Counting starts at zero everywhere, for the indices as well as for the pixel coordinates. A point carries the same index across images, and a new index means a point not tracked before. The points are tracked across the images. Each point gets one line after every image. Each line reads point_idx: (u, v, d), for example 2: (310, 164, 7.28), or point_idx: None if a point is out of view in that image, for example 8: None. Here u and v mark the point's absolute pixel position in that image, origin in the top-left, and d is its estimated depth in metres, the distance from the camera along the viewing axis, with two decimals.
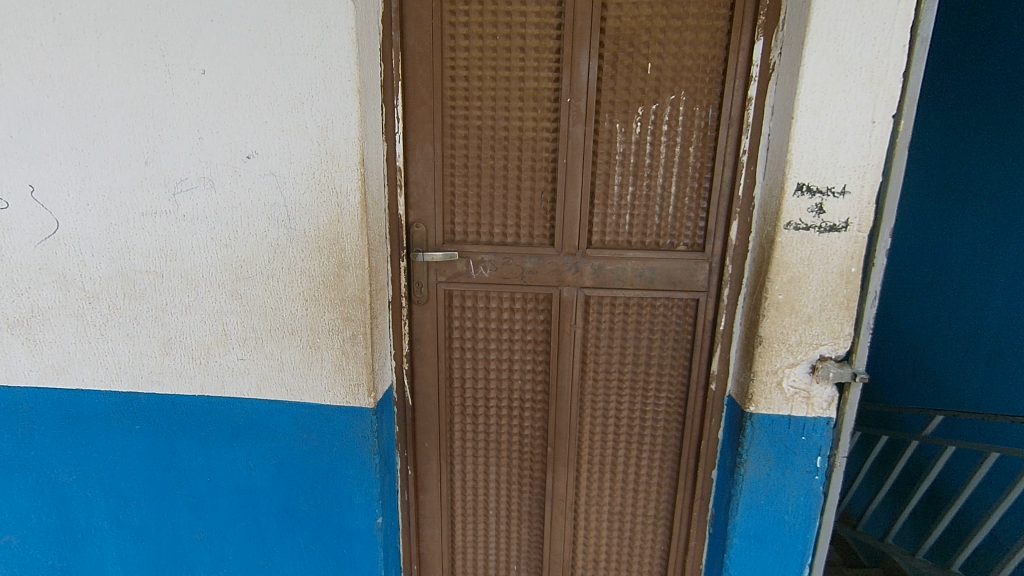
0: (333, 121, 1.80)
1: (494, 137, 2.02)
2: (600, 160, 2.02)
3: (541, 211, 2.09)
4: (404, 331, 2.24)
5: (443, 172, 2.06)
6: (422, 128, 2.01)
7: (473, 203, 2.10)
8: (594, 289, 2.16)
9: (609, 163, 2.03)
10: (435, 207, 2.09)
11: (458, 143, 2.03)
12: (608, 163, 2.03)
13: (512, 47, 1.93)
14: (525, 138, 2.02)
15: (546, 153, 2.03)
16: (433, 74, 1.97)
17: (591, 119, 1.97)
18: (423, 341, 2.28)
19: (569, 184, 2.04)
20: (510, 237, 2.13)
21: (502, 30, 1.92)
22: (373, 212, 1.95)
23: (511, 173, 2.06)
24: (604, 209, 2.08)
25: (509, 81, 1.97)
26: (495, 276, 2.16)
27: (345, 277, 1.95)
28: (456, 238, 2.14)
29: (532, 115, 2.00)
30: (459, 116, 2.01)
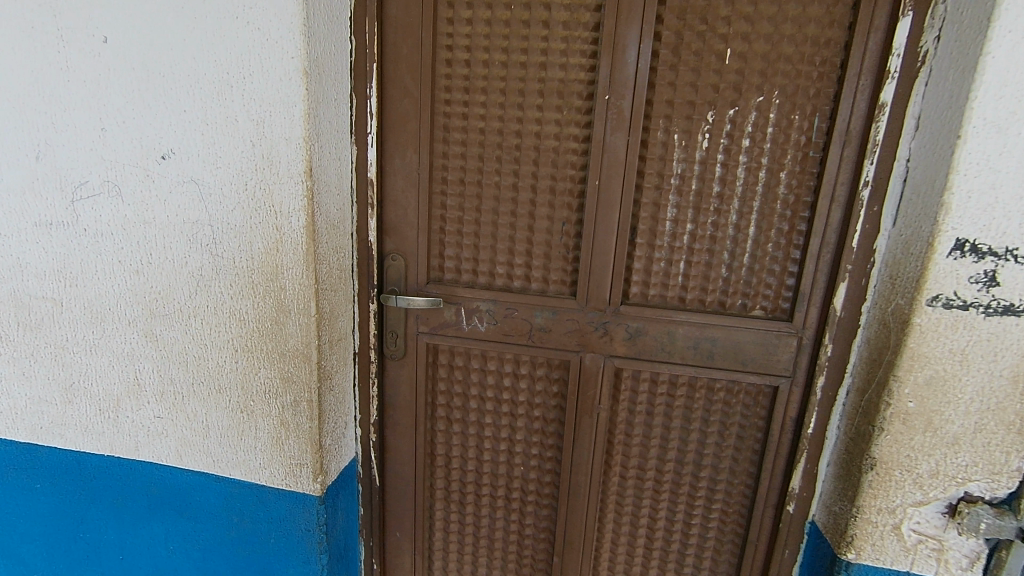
0: (272, 114, 1.29)
1: (501, 145, 1.47)
2: (647, 185, 1.43)
3: (561, 249, 1.52)
4: (373, 392, 1.72)
5: (432, 188, 1.54)
6: (405, 129, 1.49)
7: (470, 233, 1.56)
8: (628, 360, 1.56)
9: (660, 190, 1.43)
10: (420, 235, 1.57)
11: (452, 151, 1.50)
12: (659, 190, 1.43)
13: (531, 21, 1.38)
14: (543, 148, 1.46)
15: (572, 171, 1.46)
16: (422, 57, 1.44)
17: (637, 126, 1.38)
18: (398, 406, 1.75)
19: (601, 215, 1.46)
20: (517, 281, 1.57)
21: None
22: (327, 240, 1.43)
23: (522, 194, 1.50)
24: (649, 253, 1.48)
25: (524, 69, 1.42)
26: (494, 331, 1.60)
27: (286, 324, 1.44)
28: (446, 278, 1.61)
29: (554, 118, 1.43)
30: (455, 114, 1.47)
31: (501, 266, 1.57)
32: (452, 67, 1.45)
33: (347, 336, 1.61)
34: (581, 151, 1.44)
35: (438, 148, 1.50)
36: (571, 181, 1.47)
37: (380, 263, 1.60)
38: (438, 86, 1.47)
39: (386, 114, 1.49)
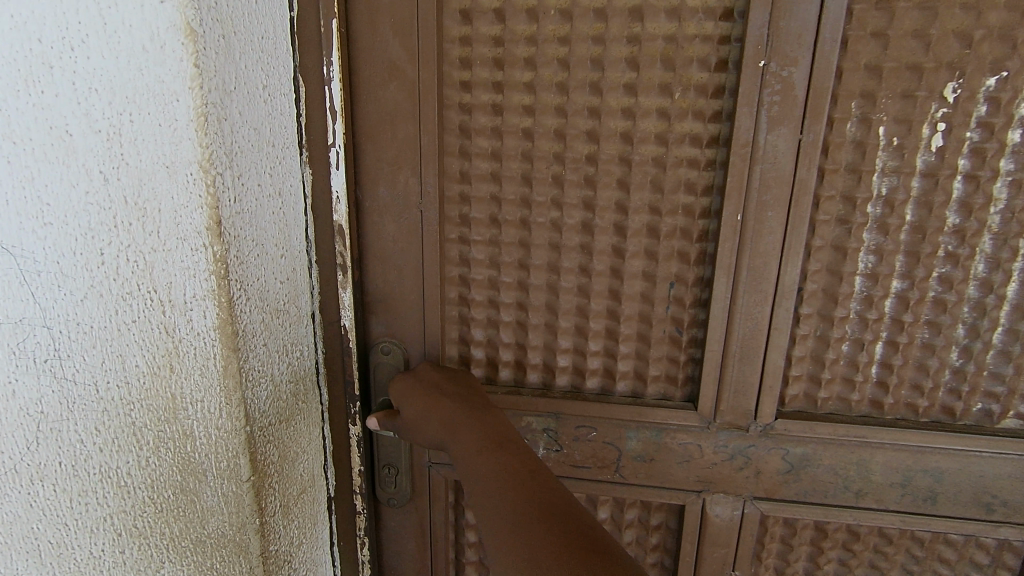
0: (135, 120, 0.67)
1: (562, 157, 0.86)
2: (824, 217, 0.81)
3: (666, 329, 0.91)
4: (362, 560, 1.07)
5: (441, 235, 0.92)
6: (394, 139, 0.88)
7: (511, 305, 0.95)
8: (785, 505, 0.94)
9: (848, 225, 0.81)
10: (429, 312, 0.95)
11: (477, 170, 0.89)
12: (847, 225, 0.81)
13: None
14: (637, 160, 0.84)
15: (689, 199, 0.84)
16: (417, 10, 0.83)
17: (819, 114, 0.75)
18: (403, 570, 1.11)
19: (745, 274, 0.83)
20: (592, 378, 0.96)
21: None
22: (262, 342, 0.80)
23: (600, 239, 0.88)
24: (822, 332, 0.87)
25: (602, 20, 0.80)
26: (558, 464, 0.97)
27: (198, 494, 0.82)
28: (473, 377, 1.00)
29: (656, 107, 0.81)
30: (481, 109, 0.87)
31: (564, 355, 0.96)
32: (473, 28, 0.84)
33: (316, 486, 0.98)
34: (706, 164, 0.82)
35: (453, 168, 0.90)
36: (687, 215, 0.85)
37: (365, 360, 0.99)
38: (449, 61, 0.86)
39: (361, 117, 0.89)
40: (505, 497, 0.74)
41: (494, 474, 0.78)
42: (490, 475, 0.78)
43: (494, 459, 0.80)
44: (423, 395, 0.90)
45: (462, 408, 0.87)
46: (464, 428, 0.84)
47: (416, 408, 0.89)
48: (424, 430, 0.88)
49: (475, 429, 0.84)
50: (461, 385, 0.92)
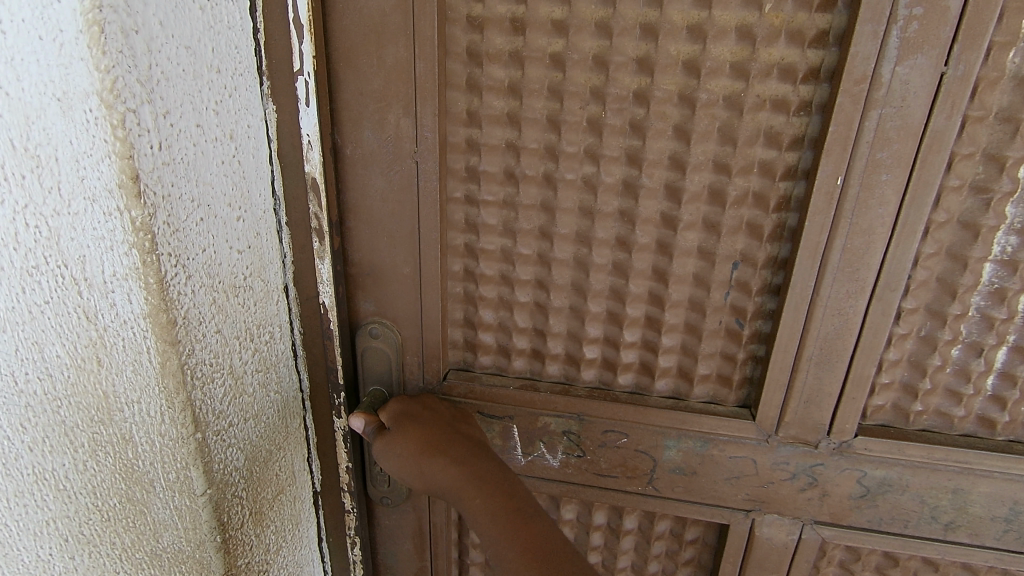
0: (7, 30, 0.48)
1: (601, 94, 0.65)
2: (956, 182, 0.59)
3: (723, 320, 0.72)
4: (353, 556, 0.95)
5: (441, 194, 0.73)
6: (381, 66, 0.68)
7: (528, 282, 0.77)
8: (855, 533, 0.77)
9: (988, 195, 0.59)
10: (426, 289, 0.77)
11: (490, 110, 0.69)
12: (987, 195, 0.59)
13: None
14: (702, 100, 0.62)
15: (769, 154, 0.63)
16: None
17: (976, 33, 0.52)
18: (398, 567, 0.99)
19: (838, 258, 0.63)
20: (625, 374, 0.78)
21: None
22: (214, 329, 0.64)
23: (645, 205, 0.69)
24: (928, 333, 0.67)
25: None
26: (578, 470, 0.81)
27: (148, 504, 0.67)
28: (481, 366, 0.83)
29: (735, 25, 0.59)
30: (495, 26, 0.66)
31: (591, 346, 0.78)
32: None
33: (301, 477, 0.85)
34: (798, 107, 0.60)
35: (457, 106, 0.70)
36: (765, 176, 0.64)
37: (348, 347, 0.82)
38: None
39: (339, 35, 0.68)
40: None
41: (520, 550, 0.63)
42: (510, 548, 0.64)
43: (519, 528, 0.65)
44: (432, 422, 0.75)
45: (475, 451, 0.73)
46: (484, 480, 0.70)
47: (422, 436, 0.73)
48: (428, 470, 0.72)
49: (493, 488, 0.69)
50: (474, 423, 0.79)
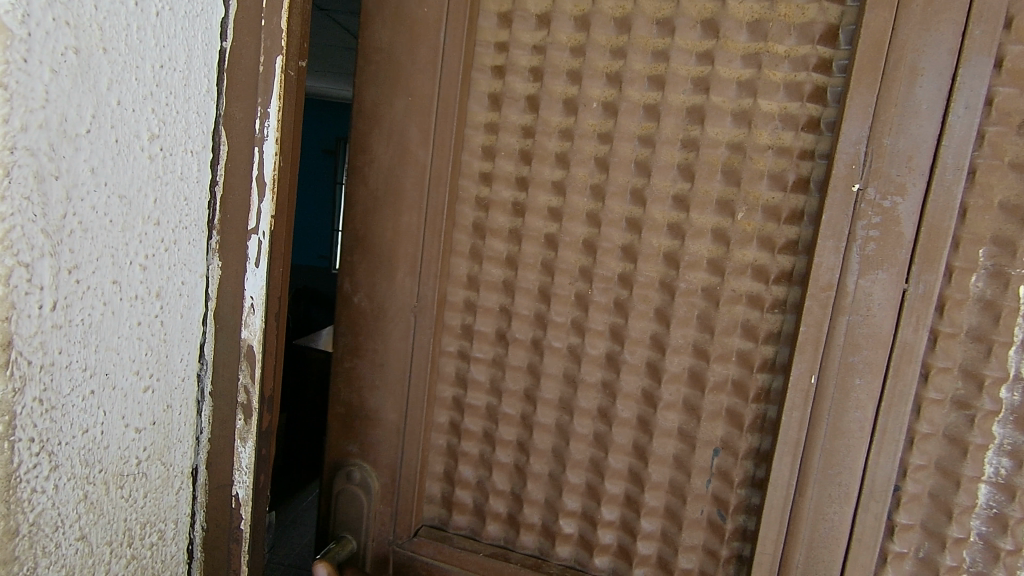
0: None
1: (589, 273, 0.64)
2: (935, 395, 0.57)
3: (705, 510, 0.64)
4: None
5: (433, 351, 0.69)
6: (393, 227, 0.68)
7: (509, 442, 0.69)
8: None
9: (971, 410, 0.56)
10: (407, 453, 0.70)
11: (488, 277, 0.68)
12: (969, 411, 0.56)
13: (680, 11, 0.59)
14: (682, 287, 0.62)
15: (746, 344, 0.61)
16: (438, 74, 0.65)
17: (934, 259, 0.55)
18: None
19: (818, 458, 0.59)
20: (601, 557, 0.68)
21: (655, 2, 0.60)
22: (75, 536, 0.49)
23: (626, 379, 0.65)
24: (927, 553, 0.59)
25: (654, 120, 0.61)
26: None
27: None
28: (456, 526, 0.73)
29: (712, 226, 0.61)
30: (499, 207, 0.66)
31: (568, 519, 0.69)
32: (502, 114, 0.66)
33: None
34: (772, 304, 0.60)
35: (459, 270, 0.69)
36: (741, 365, 0.62)
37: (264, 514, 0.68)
38: (469, 140, 0.67)
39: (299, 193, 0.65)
40: None
41: None
42: None
43: None
44: None
45: None
46: None
47: None
48: None
49: None
50: None
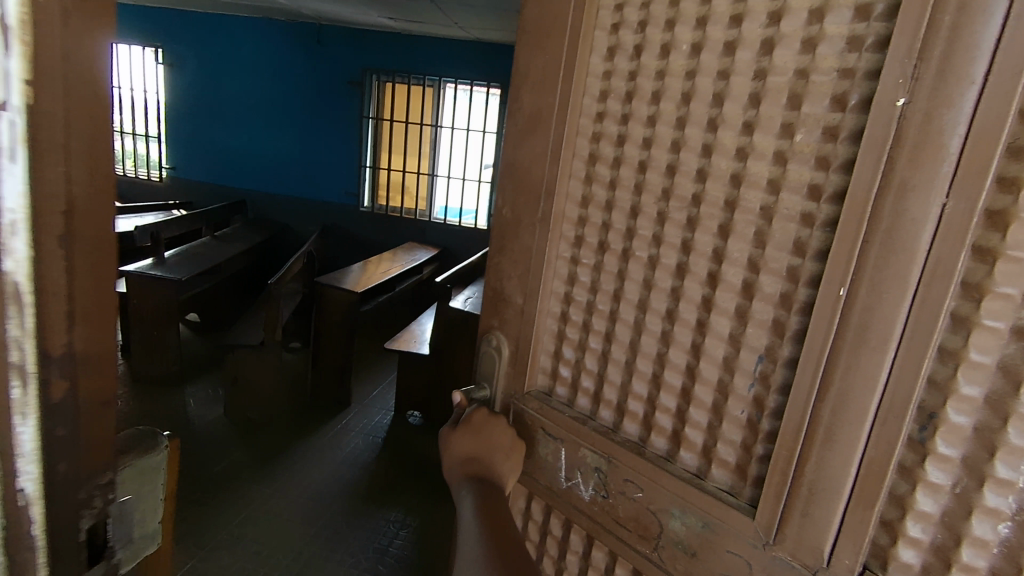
0: None
1: (668, 194, 0.64)
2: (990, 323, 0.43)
3: (745, 409, 0.59)
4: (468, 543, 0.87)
5: (549, 255, 0.76)
6: (529, 144, 0.75)
7: (598, 331, 0.73)
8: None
9: None
10: (529, 339, 0.80)
11: (594, 198, 0.72)
12: None
13: None
14: (742, 204, 0.58)
15: (795, 261, 0.54)
16: (575, 11, 0.70)
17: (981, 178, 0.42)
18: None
19: (847, 376, 0.49)
20: (657, 438, 0.68)
21: None
22: None
23: (688, 284, 0.63)
24: (965, 493, 0.46)
25: (728, 56, 0.59)
26: (601, 515, 0.71)
27: None
28: (557, 395, 0.78)
29: (773, 148, 0.55)
30: (607, 138, 0.70)
31: (635, 401, 0.70)
32: (615, 62, 0.69)
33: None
34: (824, 224, 0.52)
35: (574, 188, 0.74)
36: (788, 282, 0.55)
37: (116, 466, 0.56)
38: (589, 77, 0.71)
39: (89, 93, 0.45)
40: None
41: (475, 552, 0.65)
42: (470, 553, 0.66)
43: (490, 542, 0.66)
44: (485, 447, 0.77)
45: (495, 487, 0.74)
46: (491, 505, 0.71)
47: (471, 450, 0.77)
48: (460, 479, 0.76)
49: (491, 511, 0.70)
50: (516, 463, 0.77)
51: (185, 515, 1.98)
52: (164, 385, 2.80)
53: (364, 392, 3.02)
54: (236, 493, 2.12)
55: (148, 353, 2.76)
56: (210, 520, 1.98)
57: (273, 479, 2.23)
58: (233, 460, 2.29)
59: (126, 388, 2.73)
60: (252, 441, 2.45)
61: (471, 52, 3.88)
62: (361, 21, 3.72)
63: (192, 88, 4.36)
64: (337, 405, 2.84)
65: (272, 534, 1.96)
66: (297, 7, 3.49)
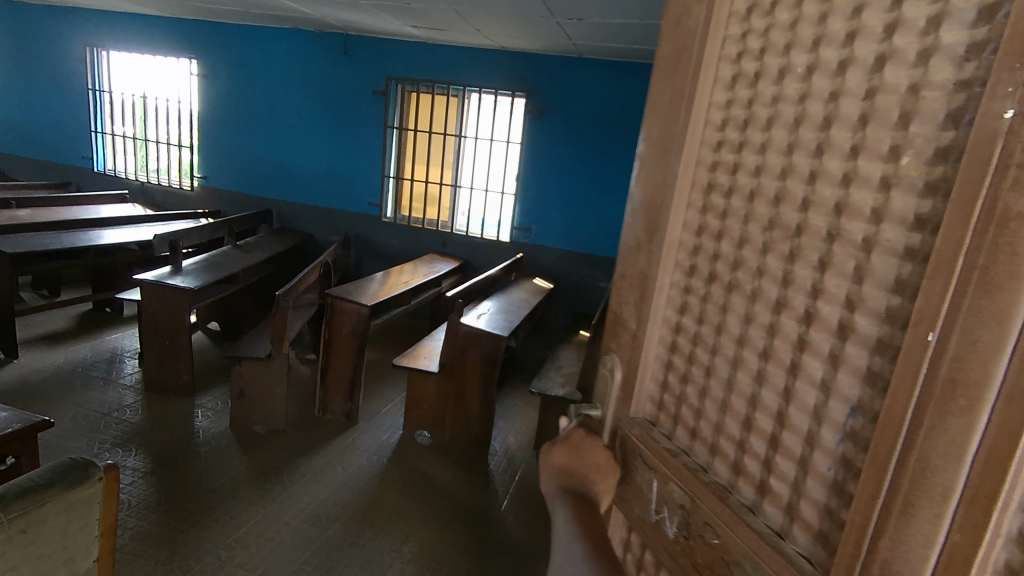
0: None
1: (771, 224, 0.60)
2: None
3: (833, 466, 0.52)
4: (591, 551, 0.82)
5: (663, 282, 0.74)
6: (654, 171, 0.75)
7: (699, 366, 0.70)
8: None
9: None
10: (641, 365, 0.78)
11: (706, 228, 0.69)
12: None
13: None
14: (844, 234, 0.52)
15: (894, 300, 0.47)
16: (700, 39, 0.69)
17: None
18: None
19: (930, 443, 0.41)
20: (745, 484, 0.62)
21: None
22: None
23: (785, 319, 0.58)
24: None
25: (840, 78, 0.54)
26: (684, 556, 0.67)
27: None
28: (660, 427, 0.76)
29: (879, 172, 0.49)
30: (723, 168, 0.67)
31: (728, 442, 0.65)
32: (735, 94, 0.67)
33: None
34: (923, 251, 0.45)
35: (691, 217, 0.71)
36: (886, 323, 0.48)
37: None
38: (711, 109, 0.69)
39: None
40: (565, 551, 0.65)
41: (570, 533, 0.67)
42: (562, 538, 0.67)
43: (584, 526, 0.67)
44: (583, 457, 0.77)
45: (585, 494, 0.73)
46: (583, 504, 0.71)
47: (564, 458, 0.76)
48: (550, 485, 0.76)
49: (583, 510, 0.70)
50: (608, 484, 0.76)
51: (173, 537, 1.94)
52: (173, 396, 2.84)
53: (374, 407, 3.00)
54: (229, 512, 2.09)
55: (164, 360, 2.83)
56: (199, 540, 1.94)
57: (269, 498, 2.20)
58: (235, 476, 2.30)
59: (137, 397, 2.79)
60: (252, 458, 2.43)
61: (494, 61, 3.84)
62: (385, 30, 3.73)
63: (226, 99, 4.47)
64: (346, 420, 2.82)
65: (261, 556, 1.92)
66: (324, 16, 3.52)
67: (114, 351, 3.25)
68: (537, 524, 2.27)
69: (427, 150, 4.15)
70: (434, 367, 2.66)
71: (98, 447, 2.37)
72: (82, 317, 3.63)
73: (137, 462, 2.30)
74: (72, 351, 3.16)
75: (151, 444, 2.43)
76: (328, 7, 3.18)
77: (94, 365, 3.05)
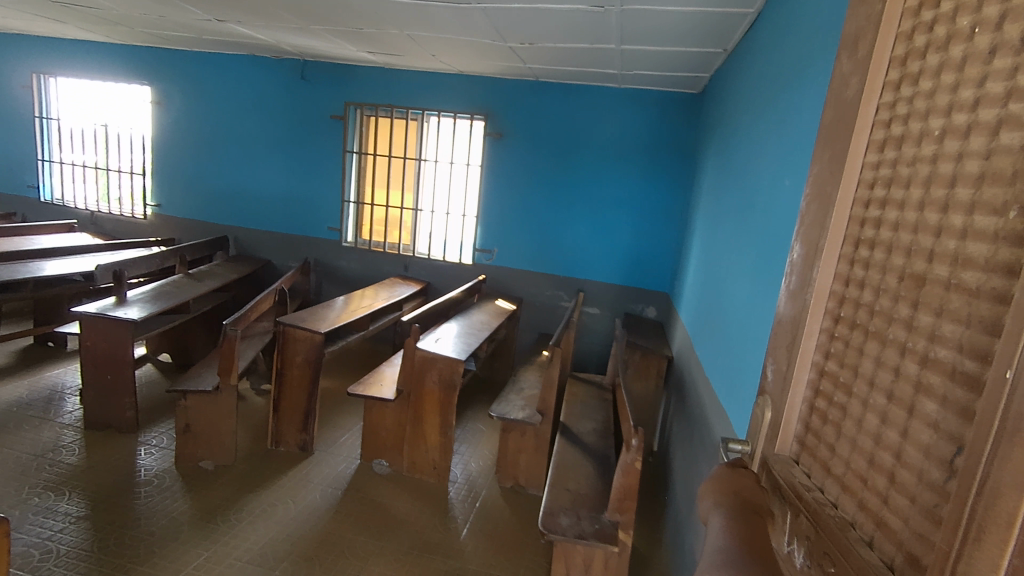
0: None
1: (901, 275, 0.64)
2: None
3: (935, 503, 0.55)
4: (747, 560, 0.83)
5: (809, 326, 0.79)
6: (808, 224, 0.82)
7: (836, 406, 0.73)
8: None
9: None
10: (792, 398, 0.81)
11: (850, 275, 0.74)
12: None
13: (1008, 33, 0.53)
14: (961, 282, 0.55)
15: (982, 339, 0.52)
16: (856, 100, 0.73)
17: None
18: None
19: (1002, 470, 0.41)
20: (866, 522, 0.63)
21: (953, 57, 0.59)
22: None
23: (908, 362, 0.61)
24: None
25: (940, 135, 0.60)
26: None
27: None
28: (802, 467, 0.77)
29: (993, 226, 0.53)
30: (868, 218, 0.71)
31: (849, 497, 0.67)
32: (885, 148, 0.69)
33: None
34: (1000, 294, 0.51)
35: (840, 268, 0.76)
36: (970, 360, 0.53)
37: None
38: (862, 167, 0.73)
39: None
40: (726, 481, 0.76)
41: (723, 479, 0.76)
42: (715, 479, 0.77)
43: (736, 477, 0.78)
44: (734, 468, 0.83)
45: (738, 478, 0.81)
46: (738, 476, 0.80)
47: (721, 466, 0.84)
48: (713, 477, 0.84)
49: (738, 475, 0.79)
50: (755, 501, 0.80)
51: None
52: (116, 434, 2.73)
53: (331, 437, 2.93)
54: (167, 557, 1.99)
55: (104, 395, 2.72)
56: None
57: (213, 538, 2.11)
58: (182, 516, 2.20)
59: (77, 436, 2.68)
60: (196, 496, 2.33)
61: (450, 84, 3.88)
62: (342, 55, 3.74)
63: (183, 126, 4.41)
64: (299, 452, 2.74)
65: None
66: (278, 42, 3.51)
67: (54, 389, 3.11)
68: (497, 554, 2.22)
69: (386, 173, 4.14)
70: (389, 395, 2.58)
71: (27, 493, 2.24)
72: (23, 353, 3.49)
73: (70, 507, 2.18)
74: (8, 390, 3.01)
75: (86, 487, 2.31)
76: (280, 33, 3.17)
77: (32, 402, 2.92)
